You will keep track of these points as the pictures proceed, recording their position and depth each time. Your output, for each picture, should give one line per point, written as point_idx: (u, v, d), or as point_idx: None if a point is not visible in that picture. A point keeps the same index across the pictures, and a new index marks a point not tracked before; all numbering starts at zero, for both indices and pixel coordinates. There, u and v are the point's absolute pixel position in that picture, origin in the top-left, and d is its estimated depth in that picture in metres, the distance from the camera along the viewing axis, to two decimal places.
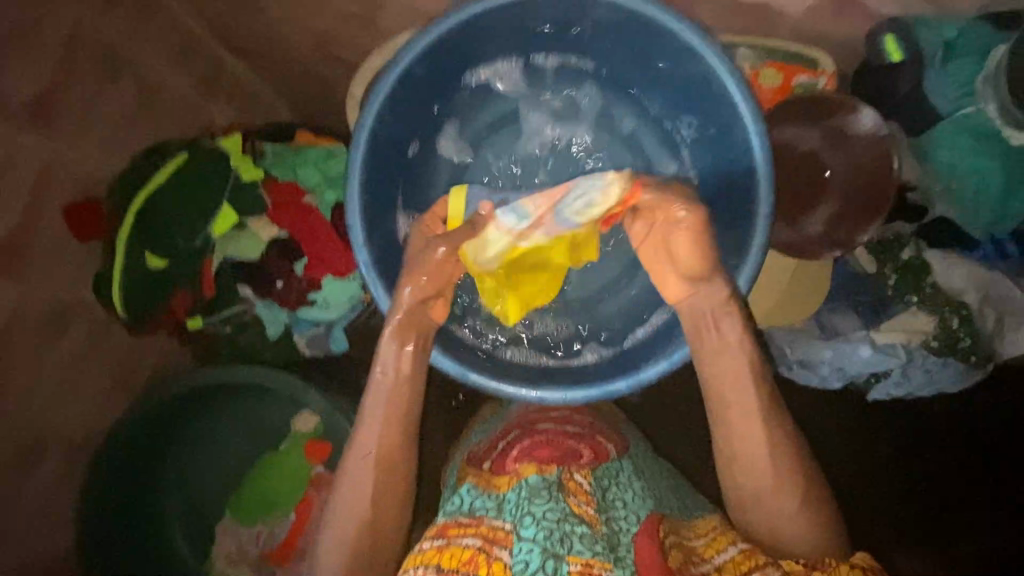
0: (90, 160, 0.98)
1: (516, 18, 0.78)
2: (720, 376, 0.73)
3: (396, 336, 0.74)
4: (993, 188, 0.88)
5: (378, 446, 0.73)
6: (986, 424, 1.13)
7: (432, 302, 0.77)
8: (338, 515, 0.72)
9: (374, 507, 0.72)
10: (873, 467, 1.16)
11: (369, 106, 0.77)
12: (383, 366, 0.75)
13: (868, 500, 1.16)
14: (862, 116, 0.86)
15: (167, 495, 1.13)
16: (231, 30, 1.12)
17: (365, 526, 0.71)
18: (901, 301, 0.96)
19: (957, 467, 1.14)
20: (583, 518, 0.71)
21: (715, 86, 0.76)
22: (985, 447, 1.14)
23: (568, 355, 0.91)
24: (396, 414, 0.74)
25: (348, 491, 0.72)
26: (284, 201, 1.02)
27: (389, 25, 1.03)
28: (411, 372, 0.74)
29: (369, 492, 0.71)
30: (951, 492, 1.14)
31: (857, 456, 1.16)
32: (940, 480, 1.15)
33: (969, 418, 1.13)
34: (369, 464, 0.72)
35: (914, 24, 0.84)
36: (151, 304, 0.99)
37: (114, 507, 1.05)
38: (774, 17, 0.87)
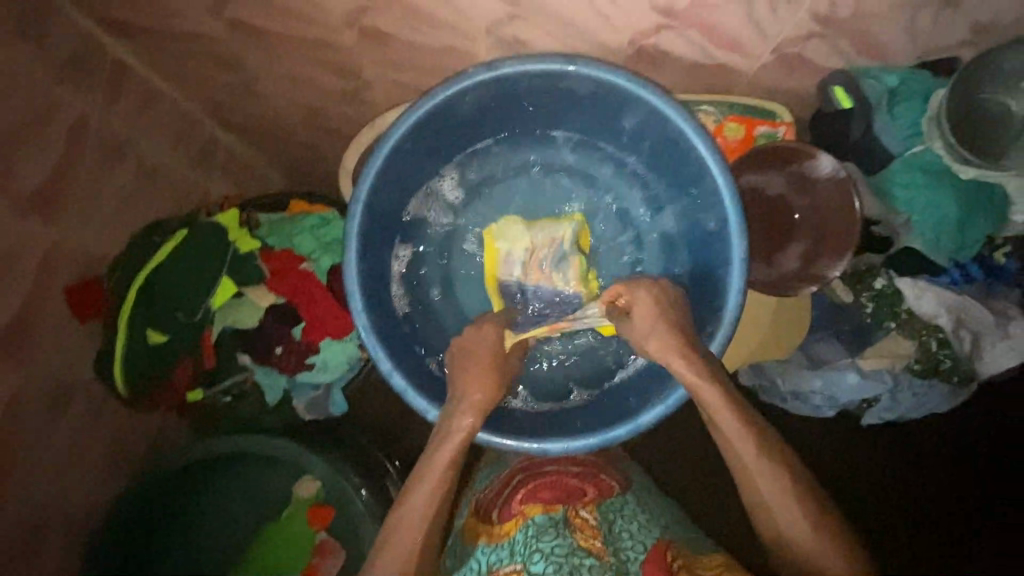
0: (93, 241, 1.02)
1: (496, 92, 0.85)
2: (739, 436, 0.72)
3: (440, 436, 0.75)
4: (951, 220, 0.94)
5: (413, 537, 0.69)
6: (979, 440, 1.15)
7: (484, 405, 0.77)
8: None
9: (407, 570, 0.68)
10: (873, 489, 1.17)
11: (363, 179, 0.82)
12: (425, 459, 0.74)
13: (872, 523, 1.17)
14: (821, 162, 0.92)
15: (172, 557, 1.09)
16: (225, 110, 1.18)
17: None
18: (881, 328, 1.01)
19: (957, 484, 1.16)
20: (591, 550, 0.72)
21: (684, 142, 0.82)
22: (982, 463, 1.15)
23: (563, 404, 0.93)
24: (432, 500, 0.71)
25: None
26: (281, 268, 1.05)
27: (375, 99, 1.09)
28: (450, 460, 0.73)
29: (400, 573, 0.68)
30: (954, 509, 1.16)
31: (857, 479, 1.18)
32: (942, 499, 1.16)
33: (963, 435, 1.16)
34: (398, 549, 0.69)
35: (858, 76, 0.92)
36: (149, 380, 0.99)
37: (121, 561, 1.04)
38: (731, 77, 0.95)
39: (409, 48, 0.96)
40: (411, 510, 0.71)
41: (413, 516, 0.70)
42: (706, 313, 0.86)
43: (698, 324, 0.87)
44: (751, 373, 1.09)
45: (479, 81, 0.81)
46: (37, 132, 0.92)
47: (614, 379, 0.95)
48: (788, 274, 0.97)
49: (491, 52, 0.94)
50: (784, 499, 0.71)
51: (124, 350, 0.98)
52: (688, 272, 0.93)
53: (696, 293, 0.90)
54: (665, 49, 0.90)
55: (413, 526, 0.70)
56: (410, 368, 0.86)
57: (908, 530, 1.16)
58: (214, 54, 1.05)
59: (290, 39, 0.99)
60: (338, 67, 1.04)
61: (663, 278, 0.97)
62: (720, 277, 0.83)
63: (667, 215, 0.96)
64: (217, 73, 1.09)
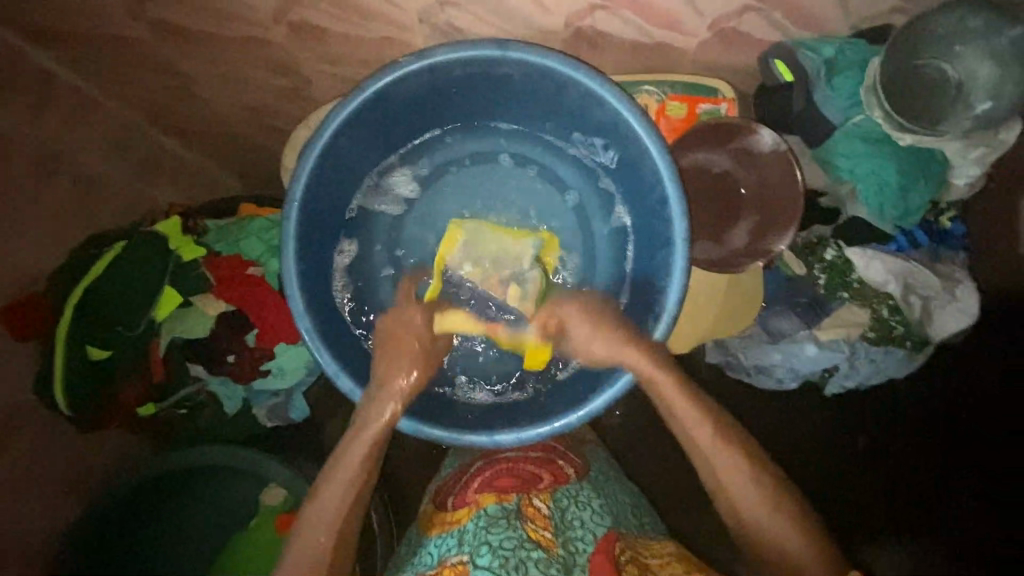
0: (28, 259, 0.98)
1: (430, 83, 0.83)
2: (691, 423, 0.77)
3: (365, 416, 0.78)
4: (893, 187, 0.94)
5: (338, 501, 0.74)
6: (944, 403, 1.16)
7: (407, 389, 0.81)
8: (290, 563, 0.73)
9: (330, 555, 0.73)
10: (843, 459, 1.19)
11: (296, 179, 0.80)
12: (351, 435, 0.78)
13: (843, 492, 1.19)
14: (761, 136, 0.92)
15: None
16: (163, 115, 1.14)
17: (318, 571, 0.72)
18: (835, 298, 1.02)
19: (924, 448, 1.17)
20: (539, 543, 0.72)
21: (621, 125, 0.81)
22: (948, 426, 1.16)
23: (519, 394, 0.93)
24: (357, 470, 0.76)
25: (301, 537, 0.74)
26: (227, 275, 1.03)
27: (317, 95, 1.06)
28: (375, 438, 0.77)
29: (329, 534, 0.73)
30: (922, 473, 1.17)
31: (827, 450, 1.19)
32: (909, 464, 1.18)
33: (927, 399, 1.17)
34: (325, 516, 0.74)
35: (796, 48, 0.91)
36: (94, 398, 0.97)
37: None
38: (674, 55, 0.94)
39: (344, 41, 0.94)
40: (330, 497, 0.75)
41: (336, 492, 0.75)
42: (653, 293, 0.86)
43: (645, 308, 0.87)
44: (716, 349, 1.11)
45: (410, 72, 0.79)
46: None
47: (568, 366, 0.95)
48: (738, 250, 0.96)
49: (428, 41, 0.92)
50: (734, 469, 0.75)
51: (64, 369, 0.94)
52: (636, 256, 0.92)
53: (644, 276, 0.90)
54: (603, 29, 0.89)
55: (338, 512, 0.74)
56: (357, 368, 0.86)
57: (867, 501, 1.19)
58: (146, 57, 1.01)
59: (223, 38, 0.96)
60: (273, 65, 1.00)
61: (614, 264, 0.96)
62: (665, 258, 0.83)
63: (613, 199, 0.95)
64: (149, 77, 1.05)
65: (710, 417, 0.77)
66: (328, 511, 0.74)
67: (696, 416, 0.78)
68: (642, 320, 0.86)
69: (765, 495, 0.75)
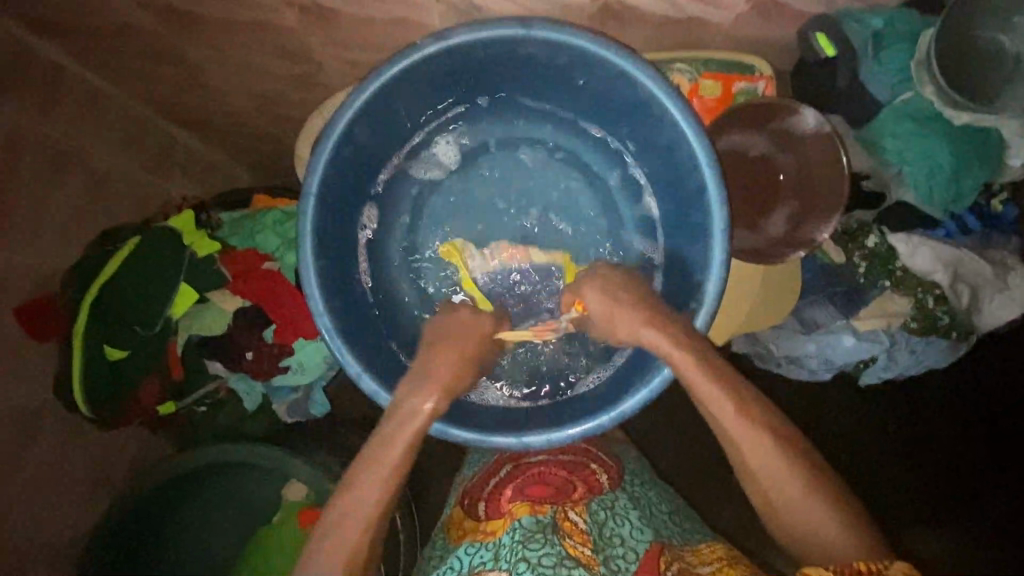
0: (42, 257, 0.96)
1: (449, 65, 0.78)
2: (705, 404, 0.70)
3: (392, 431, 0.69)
4: (944, 168, 0.89)
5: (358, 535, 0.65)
6: (985, 391, 1.12)
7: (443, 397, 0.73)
8: None
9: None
10: (877, 450, 1.15)
11: (312, 172, 0.76)
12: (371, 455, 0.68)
13: (877, 484, 1.15)
14: (804, 117, 0.86)
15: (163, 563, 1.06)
16: (172, 104, 1.10)
17: None
18: (875, 287, 0.97)
19: (963, 439, 1.13)
20: (580, 560, 0.71)
21: (654, 105, 0.76)
22: (989, 416, 1.12)
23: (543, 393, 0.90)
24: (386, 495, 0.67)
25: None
26: (244, 269, 1.00)
27: (329, 81, 1.01)
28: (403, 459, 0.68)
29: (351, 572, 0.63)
30: (961, 464, 1.13)
31: (861, 441, 1.15)
32: (947, 456, 1.13)
33: (967, 389, 1.12)
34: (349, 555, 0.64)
35: (840, 20, 0.84)
36: (113, 400, 0.95)
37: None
38: (708, 30, 0.87)
39: (354, 22, 0.88)
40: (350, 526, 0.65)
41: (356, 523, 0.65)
42: (688, 284, 0.82)
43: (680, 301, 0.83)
44: (746, 340, 1.06)
45: (429, 54, 0.74)
46: None
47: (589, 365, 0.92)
48: (773, 238, 0.92)
49: (444, 20, 0.87)
50: (751, 443, 0.68)
51: (83, 367, 0.93)
52: (672, 249, 0.87)
53: (678, 266, 0.86)
54: (632, 4, 0.82)
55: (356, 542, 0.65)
56: (379, 366, 0.83)
57: (905, 494, 1.14)
58: (148, 46, 0.96)
59: (227, 23, 0.90)
60: (283, 50, 0.95)
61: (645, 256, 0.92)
62: (700, 250, 0.79)
63: (644, 185, 0.90)
64: (155, 65, 1.01)
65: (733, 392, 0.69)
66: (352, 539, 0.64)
67: (710, 383, 0.70)
68: (676, 315, 0.82)
69: (792, 469, 0.67)
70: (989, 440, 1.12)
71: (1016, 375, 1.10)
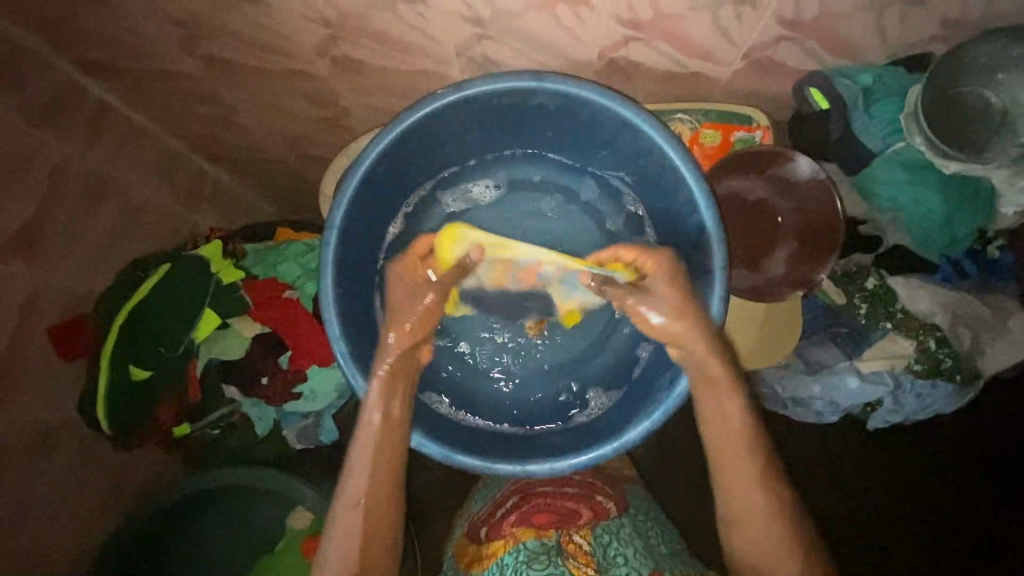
0: (77, 281, 1.02)
1: (467, 111, 0.84)
2: (722, 435, 0.75)
3: (385, 382, 0.77)
4: (938, 213, 0.93)
5: (370, 484, 0.73)
6: (994, 434, 1.13)
7: (415, 351, 0.79)
8: (335, 547, 0.73)
9: (375, 555, 0.73)
10: (885, 490, 1.15)
11: (337, 207, 0.82)
12: (369, 405, 0.76)
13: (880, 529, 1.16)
14: (799, 164, 0.91)
15: None
16: (209, 142, 1.18)
17: (357, 554, 0.73)
18: (877, 329, 0.99)
19: (974, 482, 1.13)
20: None
21: (656, 152, 0.81)
22: (997, 458, 1.13)
23: (535, 423, 0.93)
24: (387, 458, 0.75)
25: (340, 526, 0.73)
26: (264, 297, 1.05)
27: (355, 126, 1.09)
28: (399, 413, 0.77)
29: (359, 530, 0.73)
30: (971, 507, 1.13)
31: (868, 482, 1.16)
32: (958, 501, 1.14)
33: (973, 430, 1.13)
34: (359, 513, 0.73)
35: (832, 76, 0.89)
36: (134, 418, 0.99)
37: None
38: (705, 83, 0.93)
39: (380, 72, 0.96)
40: (352, 479, 0.74)
41: (361, 479, 0.74)
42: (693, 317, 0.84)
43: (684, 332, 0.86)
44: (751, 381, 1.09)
45: (448, 102, 0.81)
46: (23, 172, 0.92)
47: (579, 404, 0.95)
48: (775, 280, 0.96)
49: (464, 72, 0.94)
50: (744, 484, 0.73)
51: (108, 385, 0.98)
52: None
53: None
54: (636, 60, 0.89)
55: (367, 513, 0.73)
56: None
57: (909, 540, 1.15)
58: (193, 91, 1.04)
59: (264, 71, 0.98)
60: (313, 96, 1.03)
61: None
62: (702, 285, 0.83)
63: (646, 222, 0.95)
64: (195, 108, 1.09)
65: (735, 406, 0.74)
66: (360, 485, 0.73)
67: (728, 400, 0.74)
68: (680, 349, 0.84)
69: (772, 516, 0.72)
70: (999, 487, 1.13)
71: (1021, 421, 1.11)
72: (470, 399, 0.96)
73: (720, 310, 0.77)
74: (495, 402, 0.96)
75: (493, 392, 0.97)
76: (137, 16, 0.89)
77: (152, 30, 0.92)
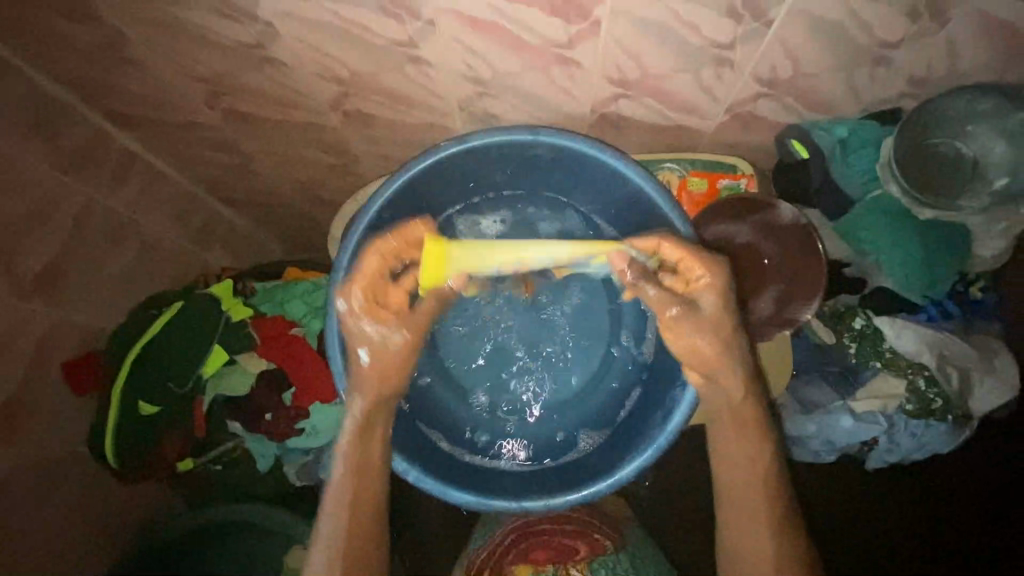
0: (92, 318, 1.06)
1: (468, 160, 0.90)
2: (727, 482, 0.76)
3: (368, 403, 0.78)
4: (918, 259, 0.96)
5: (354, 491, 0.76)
6: (986, 467, 1.15)
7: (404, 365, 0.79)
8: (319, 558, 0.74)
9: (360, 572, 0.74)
10: (881, 522, 1.18)
11: (343, 248, 0.86)
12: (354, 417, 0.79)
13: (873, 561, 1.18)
14: (782, 209, 0.98)
15: None
16: (224, 187, 1.24)
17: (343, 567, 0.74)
18: (868, 369, 1.02)
19: (968, 513, 1.16)
20: None
21: (644, 199, 0.86)
22: (991, 490, 1.15)
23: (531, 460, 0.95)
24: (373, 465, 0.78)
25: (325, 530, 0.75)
26: (272, 334, 1.08)
27: (363, 172, 1.16)
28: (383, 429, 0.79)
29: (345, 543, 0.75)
30: (966, 538, 1.16)
31: (865, 515, 1.18)
32: (954, 533, 1.16)
33: (966, 463, 1.15)
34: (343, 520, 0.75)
35: (810, 128, 0.95)
36: (140, 454, 1.02)
37: None
38: (691, 135, 0.99)
39: (387, 124, 1.02)
40: (338, 488, 0.76)
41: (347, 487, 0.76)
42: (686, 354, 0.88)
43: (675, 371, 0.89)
44: None
45: (449, 152, 0.87)
46: (49, 217, 0.97)
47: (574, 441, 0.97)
48: (764, 318, 0.99)
49: (466, 124, 1.01)
50: (749, 531, 0.74)
51: (118, 421, 1.00)
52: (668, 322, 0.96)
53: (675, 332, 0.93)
54: (625, 114, 0.95)
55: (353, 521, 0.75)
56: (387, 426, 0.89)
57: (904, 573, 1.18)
58: (212, 140, 1.11)
59: (279, 122, 1.05)
60: (324, 145, 1.10)
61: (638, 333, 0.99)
62: None
63: None
64: (213, 156, 1.16)
65: (729, 445, 0.77)
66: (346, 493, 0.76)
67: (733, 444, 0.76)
68: (670, 388, 0.88)
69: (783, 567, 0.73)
70: (994, 518, 1.15)
71: (1011, 453, 1.14)
72: (466, 435, 0.98)
73: (733, 343, 0.75)
74: (491, 437, 0.98)
75: (489, 429, 0.99)
76: (165, 75, 0.97)
77: (178, 86, 0.99)
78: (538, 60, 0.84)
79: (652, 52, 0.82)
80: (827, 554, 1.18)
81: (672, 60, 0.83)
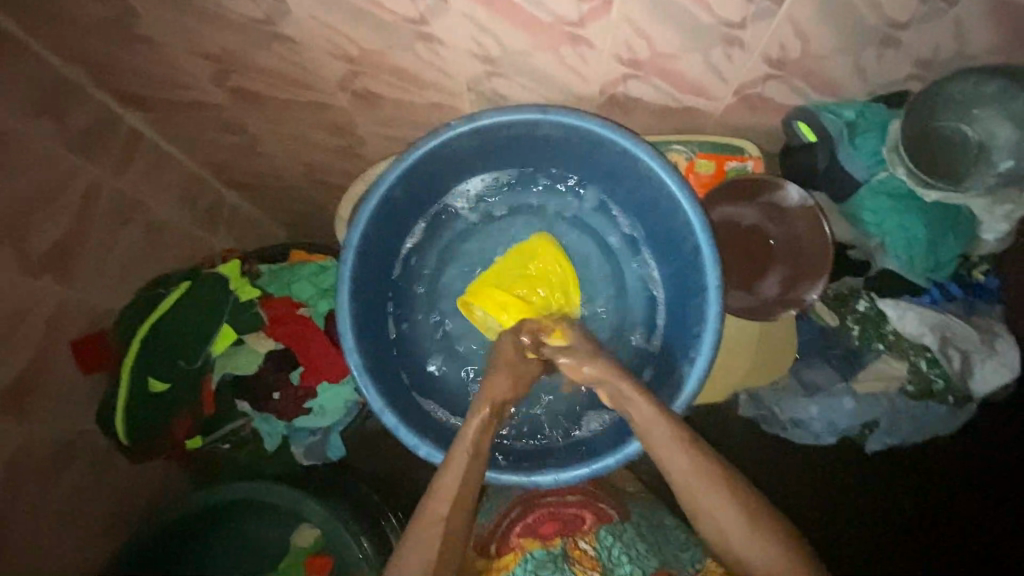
0: (100, 298, 1.06)
1: (477, 141, 0.90)
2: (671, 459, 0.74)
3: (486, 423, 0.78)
4: (921, 240, 0.97)
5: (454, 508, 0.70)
6: (986, 446, 1.17)
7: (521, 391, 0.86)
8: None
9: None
10: (882, 501, 1.20)
11: (354, 227, 0.87)
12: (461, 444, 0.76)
13: (876, 539, 1.20)
14: (788, 191, 0.97)
15: None
16: (230, 169, 1.25)
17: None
18: (870, 350, 1.04)
19: (970, 492, 1.18)
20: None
21: (654, 179, 0.87)
22: (991, 470, 1.17)
23: (536, 439, 0.96)
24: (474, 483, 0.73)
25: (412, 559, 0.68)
26: (279, 314, 1.09)
27: (370, 154, 1.16)
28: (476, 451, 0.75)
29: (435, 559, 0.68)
30: (967, 517, 1.18)
31: (866, 494, 1.20)
32: (954, 513, 1.18)
33: (966, 443, 1.17)
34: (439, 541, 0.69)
35: (818, 110, 0.95)
36: (149, 431, 1.03)
37: None
38: (698, 117, 1.00)
39: (395, 105, 1.03)
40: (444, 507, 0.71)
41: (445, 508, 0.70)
42: (688, 338, 0.90)
43: (683, 351, 0.91)
44: (751, 405, 1.13)
45: (459, 132, 0.87)
46: (59, 195, 0.97)
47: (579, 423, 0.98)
48: (768, 300, 1.00)
49: (475, 105, 1.01)
50: (712, 500, 0.72)
51: (128, 398, 1.01)
52: (674, 303, 0.97)
53: (680, 311, 0.95)
54: (634, 95, 0.96)
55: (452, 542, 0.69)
56: (396, 404, 0.90)
57: (897, 558, 1.19)
58: (221, 120, 1.11)
59: (286, 102, 1.05)
60: (332, 126, 1.10)
61: (644, 314, 1.01)
62: (698, 305, 0.87)
63: (642, 248, 1.01)
64: (220, 136, 1.16)
65: (664, 427, 0.75)
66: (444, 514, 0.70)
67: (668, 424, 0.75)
68: (679, 369, 0.89)
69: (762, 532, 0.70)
70: (995, 497, 1.17)
71: (1010, 433, 1.16)
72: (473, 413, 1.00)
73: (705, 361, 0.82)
74: None
75: None
76: (175, 54, 0.97)
77: (186, 66, 0.99)
78: (548, 39, 0.84)
79: (663, 32, 0.82)
80: (829, 533, 1.21)
81: (681, 39, 0.83)
